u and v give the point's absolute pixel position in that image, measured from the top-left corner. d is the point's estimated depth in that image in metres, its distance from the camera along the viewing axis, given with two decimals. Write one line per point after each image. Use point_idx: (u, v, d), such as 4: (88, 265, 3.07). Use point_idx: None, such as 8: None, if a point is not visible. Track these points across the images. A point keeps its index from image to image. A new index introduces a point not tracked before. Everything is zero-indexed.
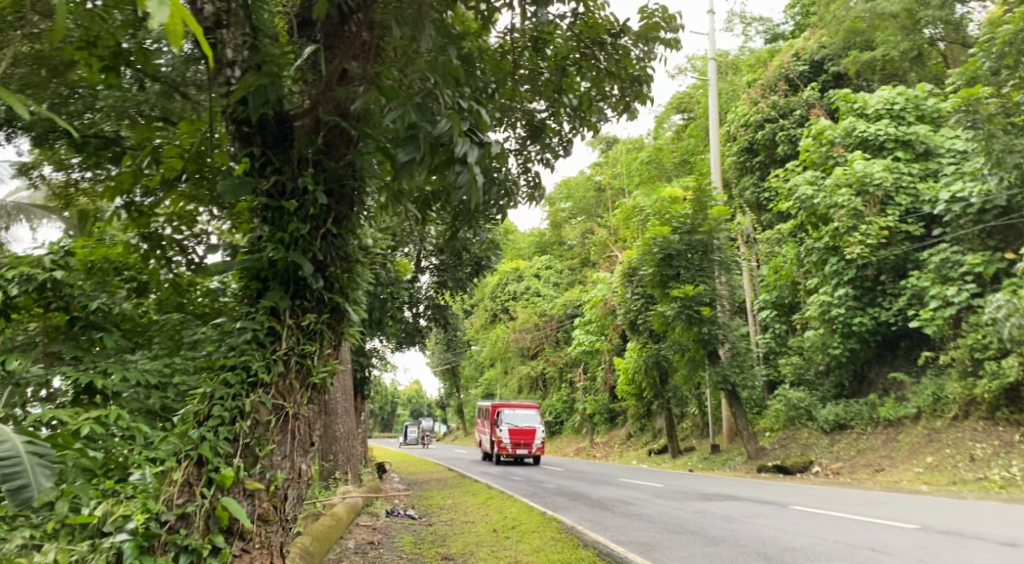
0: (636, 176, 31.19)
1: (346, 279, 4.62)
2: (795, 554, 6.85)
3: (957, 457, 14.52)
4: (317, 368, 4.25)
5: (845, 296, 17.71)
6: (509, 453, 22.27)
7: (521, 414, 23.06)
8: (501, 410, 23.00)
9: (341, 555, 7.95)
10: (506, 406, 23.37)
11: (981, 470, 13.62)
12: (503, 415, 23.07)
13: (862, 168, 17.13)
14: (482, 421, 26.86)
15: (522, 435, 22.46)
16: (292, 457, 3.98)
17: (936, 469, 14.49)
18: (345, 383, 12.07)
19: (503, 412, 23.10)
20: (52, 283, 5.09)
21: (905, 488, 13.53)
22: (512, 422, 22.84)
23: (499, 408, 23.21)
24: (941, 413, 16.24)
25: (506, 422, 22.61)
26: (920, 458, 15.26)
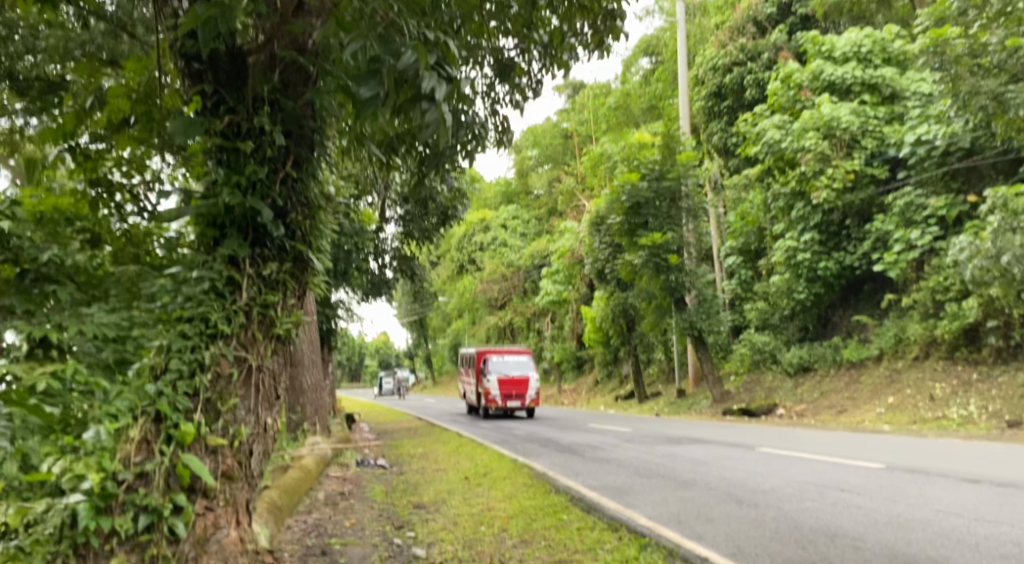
0: (603, 122, 30.89)
1: (308, 226, 4.40)
2: (766, 496, 6.93)
3: (917, 396, 14.92)
4: (280, 318, 4.08)
5: (811, 241, 17.91)
6: (498, 405, 20.65)
7: (512, 362, 21.38)
8: (490, 357, 21.21)
9: (310, 507, 7.90)
10: (494, 353, 21.61)
11: (940, 409, 14.03)
12: (492, 363, 21.30)
13: (829, 112, 17.01)
14: (466, 370, 25.11)
15: (513, 384, 20.83)
16: (257, 411, 3.83)
17: (896, 408, 14.88)
18: (311, 335, 11.88)
19: (492, 360, 21.30)
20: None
21: (867, 428, 13.90)
22: (502, 370, 21.16)
23: (487, 355, 21.39)
24: (903, 354, 16.64)
25: (495, 370, 20.89)
26: (881, 397, 15.68)
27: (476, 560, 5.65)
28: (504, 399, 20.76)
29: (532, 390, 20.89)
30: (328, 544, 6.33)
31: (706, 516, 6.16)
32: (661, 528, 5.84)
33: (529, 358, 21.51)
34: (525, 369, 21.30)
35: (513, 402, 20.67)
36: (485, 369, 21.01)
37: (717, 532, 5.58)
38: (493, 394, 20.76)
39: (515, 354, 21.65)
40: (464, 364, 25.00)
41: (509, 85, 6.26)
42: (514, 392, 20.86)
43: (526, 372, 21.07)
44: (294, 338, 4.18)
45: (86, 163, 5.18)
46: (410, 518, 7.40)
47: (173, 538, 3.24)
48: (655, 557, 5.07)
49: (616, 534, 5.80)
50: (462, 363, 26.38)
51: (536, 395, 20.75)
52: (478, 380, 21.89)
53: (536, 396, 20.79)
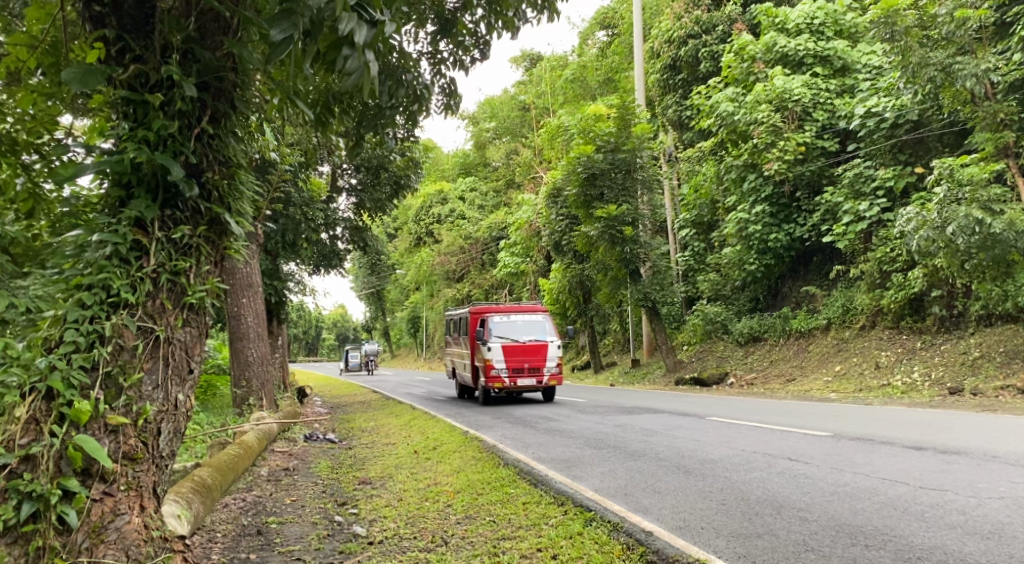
0: (560, 94, 30.52)
1: (226, 186, 4.07)
2: (714, 466, 6.87)
3: (863, 364, 15.20)
4: (193, 287, 3.70)
5: (762, 213, 17.99)
6: (504, 386, 14.44)
7: (521, 325, 15.12)
8: (489, 318, 15.03)
9: (250, 483, 7.61)
10: (495, 313, 15.41)
11: (885, 377, 14.30)
12: (494, 326, 15.02)
13: (782, 84, 17.06)
14: (452, 340, 18.73)
15: (524, 355, 14.56)
16: (166, 387, 3.50)
17: (843, 377, 15.14)
18: (255, 308, 11.45)
19: (495, 322, 15.07)
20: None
21: (814, 397, 14.10)
22: (507, 336, 14.85)
23: (487, 315, 15.19)
24: (850, 324, 16.88)
25: (497, 336, 14.67)
26: (829, 366, 15.93)
27: (417, 538, 5.45)
28: (512, 377, 14.52)
29: (553, 363, 14.78)
30: (264, 522, 6.07)
31: (653, 488, 6.05)
32: (607, 501, 5.72)
33: (545, 319, 15.36)
34: (542, 333, 15.08)
35: (527, 379, 14.51)
36: (483, 334, 14.71)
37: (663, 505, 5.48)
38: (497, 370, 14.46)
39: (525, 312, 15.48)
40: (451, 332, 18.82)
41: (451, 42, 5.93)
42: (527, 366, 14.57)
43: (542, 338, 14.85)
44: (209, 308, 3.83)
45: None
46: (354, 494, 7.16)
47: (64, 527, 3.01)
48: (600, 532, 4.94)
49: (561, 508, 5.66)
50: (449, 329, 19.64)
51: (559, 371, 14.56)
52: (473, 352, 15.54)
53: (558, 371, 14.68)
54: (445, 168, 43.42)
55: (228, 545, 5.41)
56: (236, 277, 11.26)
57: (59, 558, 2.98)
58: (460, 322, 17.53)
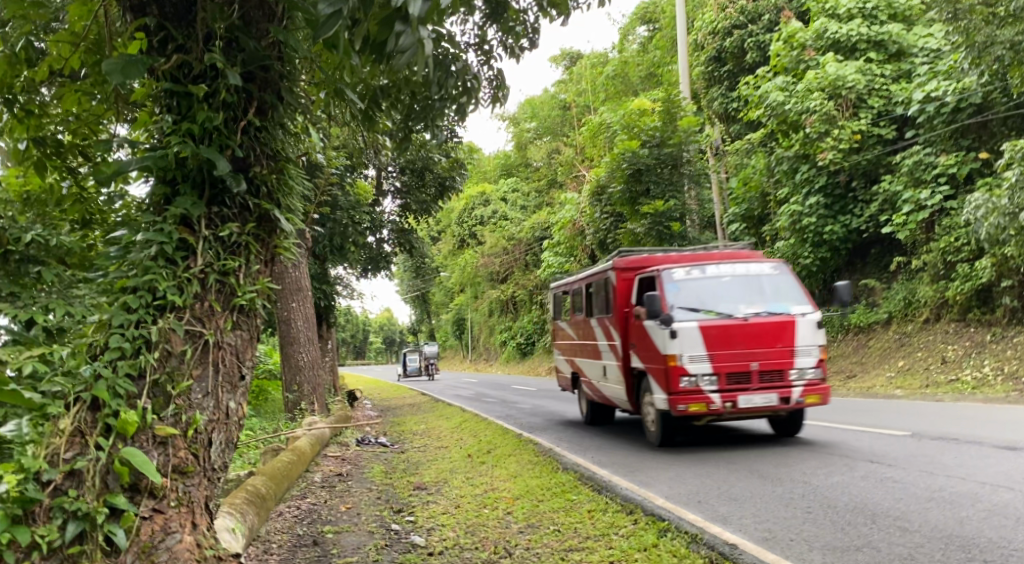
0: (601, 91, 29.98)
1: (275, 180, 3.85)
2: (790, 470, 6.46)
3: (929, 359, 14.46)
4: (242, 287, 3.50)
5: (817, 205, 17.30)
6: (714, 407, 7.60)
7: (734, 285, 8.17)
8: (668, 276, 8.23)
9: (304, 490, 7.45)
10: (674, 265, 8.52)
11: (953, 372, 13.58)
12: (677, 289, 8.14)
13: (834, 72, 16.20)
14: (564, 325, 12.01)
15: (749, 346, 7.69)
16: (217, 394, 3.28)
17: (907, 372, 14.44)
18: (305, 311, 11.31)
19: (676, 282, 8.20)
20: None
21: (879, 394, 13.44)
22: (711, 308, 7.94)
23: (659, 270, 8.39)
24: (912, 317, 16.11)
25: (691, 308, 7.89)
26: (892, 362, 15.22)
27: (479, 548, 5.17)
28: (728, 391, 7.65)
29: (805, 362, 7.79)
30: (321, 532, 5.86)
31: (728, 495, 5.67)
32: (680, 510, 5.35)
33: (774, 274, 8.31)
34: (775, 301, 8.04)
35: (757, 395, 7.64)
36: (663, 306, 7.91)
37: (743, 514, 5.11)
38: (695, 379, 7.63)
39: (731, 261, 8.48)
40: (565, 319, 11.91)
41: (501, 29, 5.67)
42: (755, 368, 7.67)
43: (780, 310, 7.90)
44: (259, 310, 3.60)
45: (25, 121, 4.42)
46: (410, 501, 6.93)
47: (111, 548, 2.76)
48: (677, 544, 4.59)
49: (631, 517, 5.32)
50: (553, 306, 12.95)
51: (817, 375, 7.69)
52: (632, 342, 8.76)
53: (816, 375, 7.73)
54: (486, 170, 43.29)
55: (285, 557, 5.20)
56: (285, 281, 11.17)
57: None
58: (586, 298, 10.59)
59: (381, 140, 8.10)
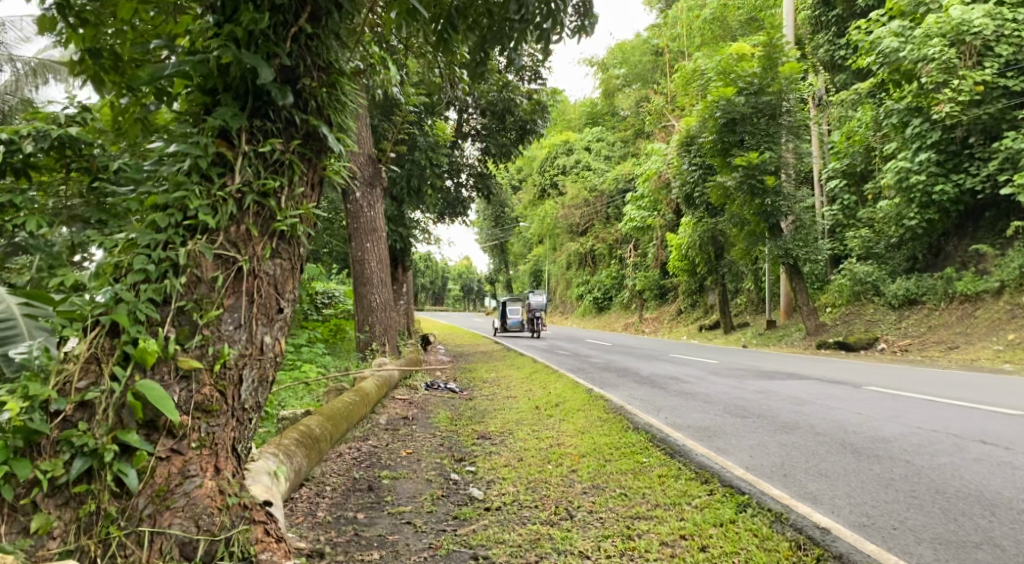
0: (697, 36, 28.35)
1: (326, 95, 3.45)
2: (888, 447, 5.82)
3: None
4: (284, 212, 3.15)
5: (927, 162, 15.61)
6: None
7: None
8: None
9: (367, 432, 7.29)
10: None
11: None
12: None
13: (959, 15, 14.37)
14: None
15: None
16: (251, 327, 2.97)
17: (1019, 346, 13.05)
18: (380, 253, 11.19)
19: None
20: (68, 139, 4.24)
21: (984, 368, 12.21)
22: None
23: None
24: None
25: None
26: (1000, 335, 13.76)
27: (538, 507, 4.79)
28: None
29: None
30: (378, 477, 5.64)
31: (818, 470, 5.14)
32: (763, 483, 4.87)
33: None
34: None
35: None
36: None
37: (835, 493, 4.61)
38: None
39: None
40: None
41: None
42: None
43: None
44: (304, 238, 3.27)
45: (81, 30, 3.97)
46: (472, 450, 6.66)
47: (122, 490, 2.51)
48: (757, 522, 4.12)
49: (706, 487, 4.86)
50: None
51: None
52: None
53: None
54: (571, 118, 42.09)
55: (337, 501, 4.98)
56: (360, 220, 11.01)
57: (114, 528, 2.47)
58: None
59: (458, 74, 7.59)
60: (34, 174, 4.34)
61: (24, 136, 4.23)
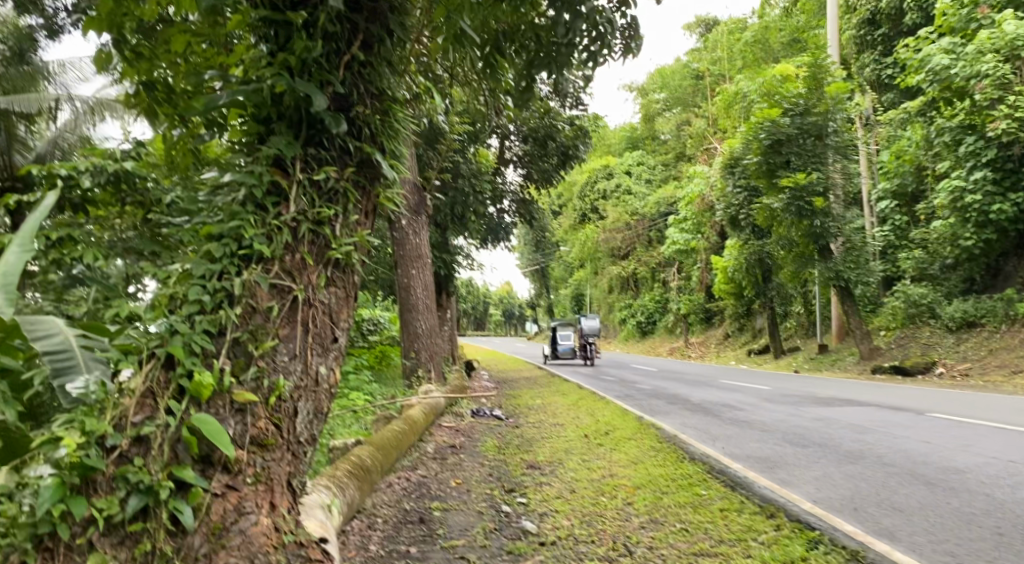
0: (738, 59, 28.13)
1: (380, 122, 3.41)
2: (964, 478, 5.49)
3: None
4: (338, 240, 3.10)
5: (983, 180, 15.11)
6: None
7: None
8: None
9: (416, 461, 7.19)
10: None
11: None
12: None
13: (1014, 29, 13.95)
14: None
15: None
16: (306, 358, 2.90)
17: None
18: (425, 280, 11.18)
19: None
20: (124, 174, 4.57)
21: None
22: None
23: None
24: None
25: None
26: None
27: (595, 543, 4.61)
28: None
29: None
30: (429, 509, 5.52)
31: (892, 504, 4.86)
32: (834, 517, 4.61)
33: None
34: None
35: None
36: None
37: (915, 530, 4.34)
38: None
39: None
40: None
41: None
42: None
43: None
44: (357, 267, 3.21)
45: (136, 64, 4.03)
46: (522, 480, 6.50)
47: (177, 528, 2.43)
48: (832, 561, 3.88)
49: (773, 522, 4.63)
50: None
51: None
52: None
53: None
54: (611, 143, 42.07)
55: (388, 534, 4.87)
56: (406, 247, 11.04)
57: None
58: None
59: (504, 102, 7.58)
60: (92, 208, 4.77)
61: (82, 172, 4.61)
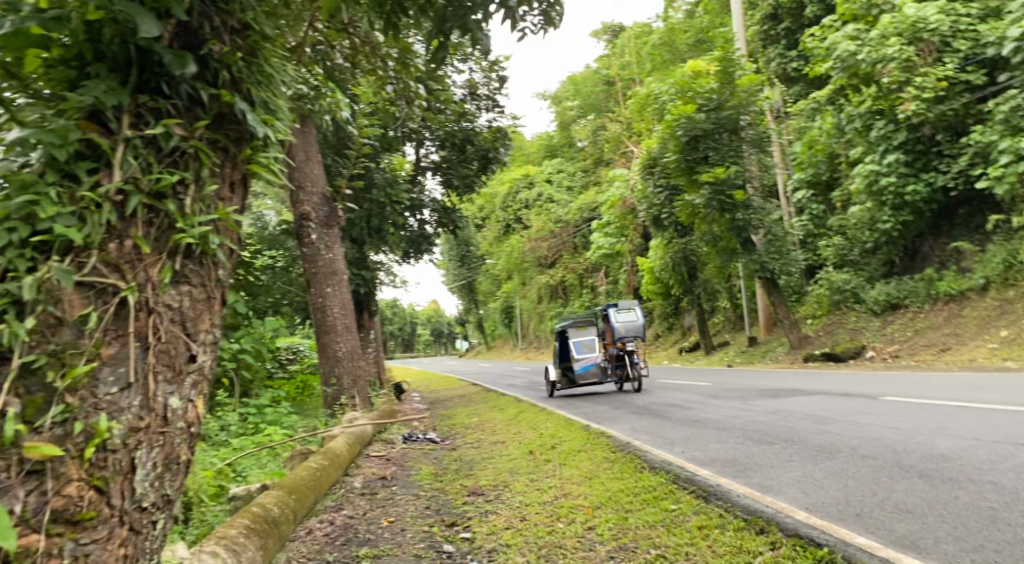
0: (647, 61, 28.00)
1: (243, 64, 2.52)
2: (957, 465, 4.95)
3: None
4: (188, 220, 2.26)
5: (895, 163, 14.97)
6: None
7: None
8: None
9: (340, 501, 6.21)
10: None
11: None
12: None
13: (914, 13, 14.04)
14: None
15: None
16: (146, 388, 2.09)
17: (1013, 342, 12.18)
18: (342, 298, 10.18)
19: None
20: None
21: (984, 367, 11.34)
22: None
23: None
24: (1014, 282, 13.47)
25: None
26: (992, 332, 12.89)
27: None
28: None
29: None
30: (355, 559, 4.60)
31: (896, 506, 4.27)
32: (837, 528, 3.97)
33: None
34: None
35: None
36: None
37: (935, 537, 3.75)
38: None
39: None
40: None
41: None
42: None
43: None
44: (220, 256, 2.38)
45: None
46: (464, 511, 5.66)
47: None
48: None
49: (765, 539, 3.96)
50: None
51: None
52: None
53: None
54: (529, 152, 41.61)
55: None
56: (319, 264, 10.02)
57: None
58: None
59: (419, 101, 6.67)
60: None
61: None
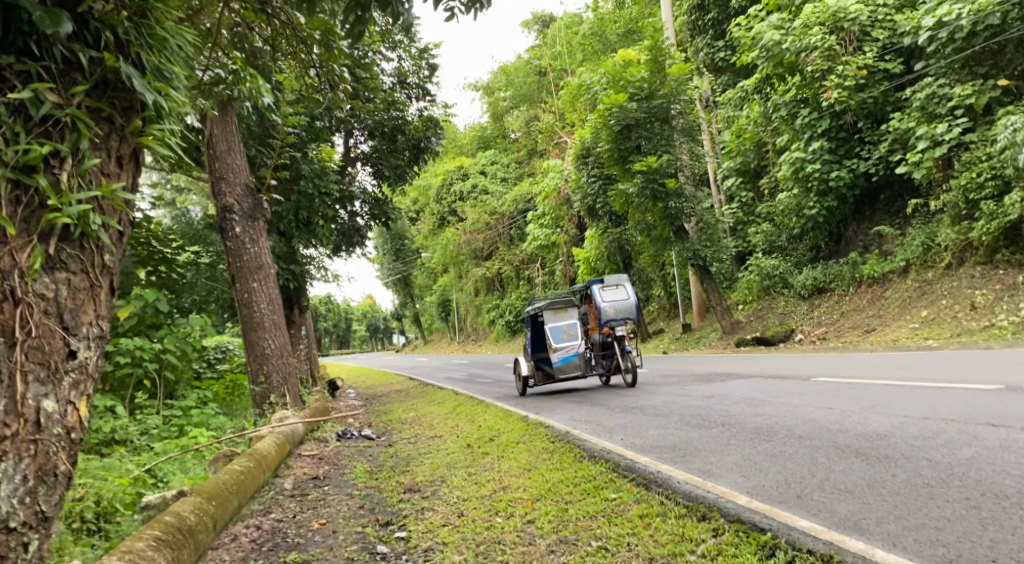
0: (579, 51, 27.99)
1: (128, 26, 2.62)
2: (893, 443, 4.99)
3: (956, 307, 12.54)
4: (65, 197, 2.43)
5: (820, 150, 15.35)
6: None
7: None
8: None
9: (268, 504, 5.90)
10: None
11: (985, 318, 11.72)
12: None
13: (835, 2, 14.38)
14: None
15: None
16: (16, 393, 2.33)
17: (933, 322, 12.62)
18: (269, 293, 9.75)
19: None
20: None
21: (907, 346, 11.73)
22: None
23: None
24: (932, 263, 13.95)
25: None
26: (913, 312, 13.34)
27: None
28: None
29: None
30: None
31: (835, 486, 4.27)
32: (777, 511, 3.94)
33: None
34: None
35: None
36: None
37: (876, 516, 3.74)
38: None
39: None
40: None
41: None
42: None
43: None
44: (103, 238, 2.57)
45: None
46: (400, 509, 5.42)
47: None
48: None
49: (708, 527, 3.87)
50: None
51: None
52: None
53: None
54: (462, 144, 41.16)
55: None
56: (243, 258, 9.54)
57: None
58: None
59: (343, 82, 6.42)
60: None
61: None
